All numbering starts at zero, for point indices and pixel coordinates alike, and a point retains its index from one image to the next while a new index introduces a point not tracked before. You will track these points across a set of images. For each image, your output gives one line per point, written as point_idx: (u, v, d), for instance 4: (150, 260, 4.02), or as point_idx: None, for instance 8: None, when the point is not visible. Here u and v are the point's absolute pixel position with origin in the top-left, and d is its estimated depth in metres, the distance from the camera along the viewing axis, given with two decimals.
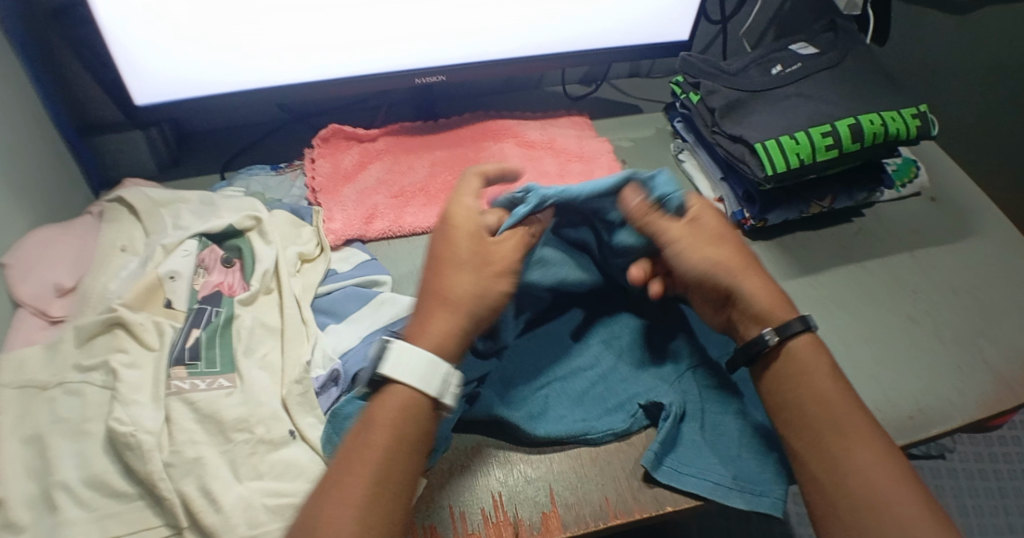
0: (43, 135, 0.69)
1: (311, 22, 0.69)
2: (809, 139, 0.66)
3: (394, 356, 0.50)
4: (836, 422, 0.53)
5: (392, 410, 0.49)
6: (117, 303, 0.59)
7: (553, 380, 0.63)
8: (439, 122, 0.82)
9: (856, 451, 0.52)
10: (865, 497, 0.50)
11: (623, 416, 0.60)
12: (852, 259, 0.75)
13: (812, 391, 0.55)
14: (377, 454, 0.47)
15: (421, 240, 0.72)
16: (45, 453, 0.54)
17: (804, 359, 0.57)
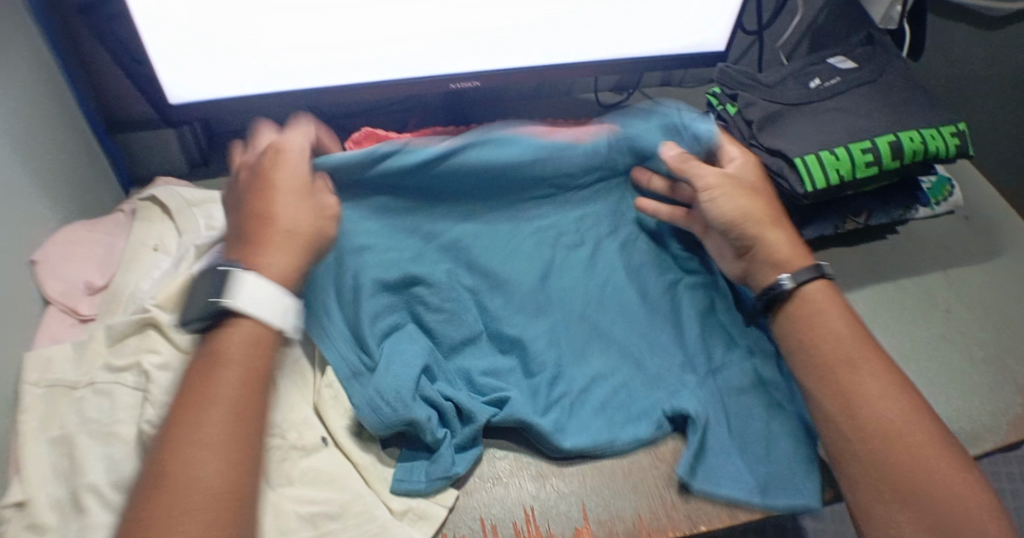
0: (74, 132, 0.69)
1: (311, 23, 0.67)
2: (848, 156, 0.65)
3: (243, 286, 0.49)
4: (855, 361, 0.55)
5: (235, 349, 0.49)
6: (150, 303, 0.59)
7: (576, 386, 0.62)
8: (470, 128, 0.82)
9: (875, 387, 0.53)
10: (884, 431, 0.52)
11: (649, 422, 0.60)
12: (885, 276, 0.74)
13: (828, 331, 0.57)
14: (230, 391, 0.47)
15: None
16: (75, 453, 0.53)
17: (821, 303, 0.58)
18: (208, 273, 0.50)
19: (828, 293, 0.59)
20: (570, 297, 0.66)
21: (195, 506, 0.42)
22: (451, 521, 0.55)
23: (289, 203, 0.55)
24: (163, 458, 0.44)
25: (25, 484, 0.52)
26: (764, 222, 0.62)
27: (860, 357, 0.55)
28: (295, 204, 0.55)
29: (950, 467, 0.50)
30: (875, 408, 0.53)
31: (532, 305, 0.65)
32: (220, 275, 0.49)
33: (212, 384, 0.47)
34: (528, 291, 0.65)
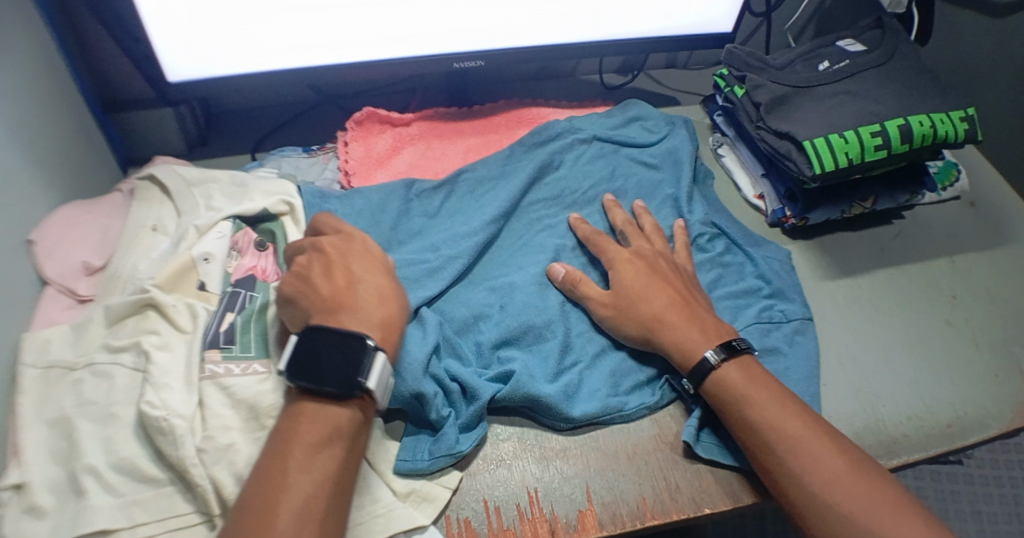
0: (70, 110, 0.67)
1: (312, 25, 0.68)
2: (857, 139, 0.64)
3: (379, 370, 0.50)
4: (780, 442, 0.52)
5: (349, 418, 0.49)
6: (149, 284, 0.58)
7: (583, 358, 0.62)
8: (473, 108, 0.80)
9: (805, 463, 0.51)
10: (826, 511, 0.49)
11: (652, 389, 0.61)
12: (892, 262, 0.73)
13: (749, 419, 0.54)
14: (327, 471, 0.47)
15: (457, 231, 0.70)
16: (73, 436, 0.53)
17: (736, 386, 0.55)
18: (342, 338, 0.50)
19: (742, 371, 0.56)
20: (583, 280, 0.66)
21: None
22: (454, 503, 0.55)
23: (374, 271, 0.56)
24: (259, 523, 0.44)
25: (22, 468, 0.51)
26: (668, 331, 0.59)
27: (785, 435, 0.52)
28: (374, 271, 0.56)
29: (904, 527, 0.48)
30: (810, 487, 0.50)
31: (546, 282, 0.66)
32: (366, 353, 0.50)
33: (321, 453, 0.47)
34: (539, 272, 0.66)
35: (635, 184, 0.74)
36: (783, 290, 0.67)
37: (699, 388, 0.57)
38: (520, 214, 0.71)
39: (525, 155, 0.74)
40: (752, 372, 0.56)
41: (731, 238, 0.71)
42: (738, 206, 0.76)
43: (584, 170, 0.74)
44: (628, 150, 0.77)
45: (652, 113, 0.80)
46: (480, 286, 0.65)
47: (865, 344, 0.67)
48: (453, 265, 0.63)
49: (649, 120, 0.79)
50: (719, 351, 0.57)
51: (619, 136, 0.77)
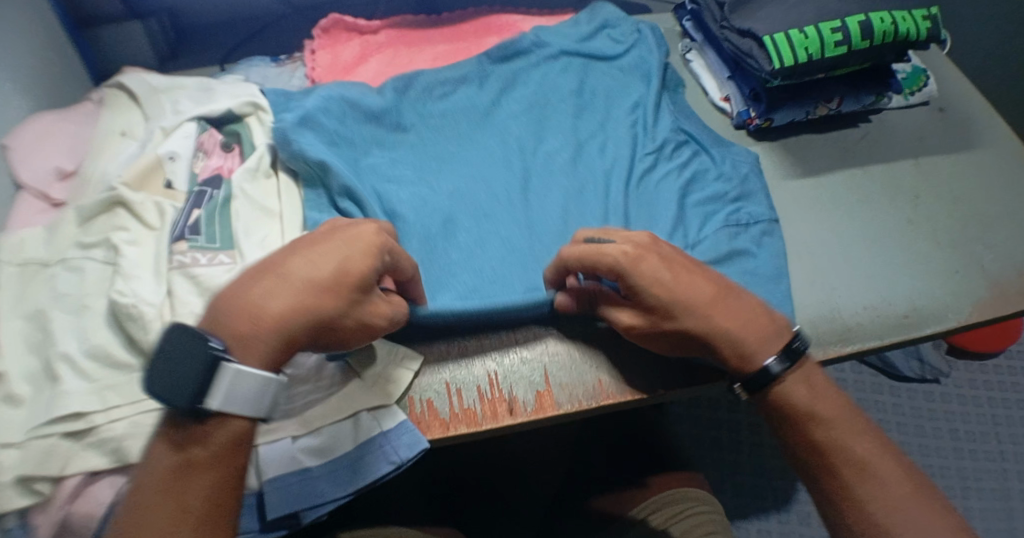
0: (38, 20, 0.67)
1: None
2: (818, 34, 0.64)
3: (228, 380, 0.44)
4: (845, 463, 0.51)
5: (215, 437, 0.45)
6: (117, 182, 0.60)
7: None
8: (442, 16, 0.79)
9: (867, 486, 0.50)
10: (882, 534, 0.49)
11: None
12: (855, 162, 0.74)
13: (812, 433, 0.52)
14: (192, 496, 0.44)
15: (430, 135, 0.69)
16: (48, 326, 0.55)
17: (803, 403, 0.53)
18: (186, 351, 0.43)
19: (806, 384, 0.54)
20: (549, 194, 0.66)
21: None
22: (418, 384, 0.57)
23: (315, 270, 0.46)
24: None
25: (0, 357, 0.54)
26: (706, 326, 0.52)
27: (851, 453, 0.51)
28: (315, 263, 0.46)
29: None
30: (871, 511, 0.49)
31: (517, 194, 0.66)
32: (209, 361, 0.43)
33: (179, 468, 0.44)
34: (503, 184, 0.66)
35: (604, 97, 0.74)
36: (751, 193, 0.67)
37: (759, 396, 0.54)
38: (488, 127, 0.70)
39: (495, 72, 0.73)
40: (816, 385, 0.54)
41: (699, 143, 0.71)
42: (706, 110, 0.76)
43: (553, 87, 0.73)
44: (598, 64, 0.76)
45: (620, 22, 0.78)
46: (443, 186, 0.65)
47: (828, 240, 0.68)
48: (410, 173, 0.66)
49: (616, 29, 0.78)
50: (783, 358, 0.53)
51: (587, 53, 0.76)
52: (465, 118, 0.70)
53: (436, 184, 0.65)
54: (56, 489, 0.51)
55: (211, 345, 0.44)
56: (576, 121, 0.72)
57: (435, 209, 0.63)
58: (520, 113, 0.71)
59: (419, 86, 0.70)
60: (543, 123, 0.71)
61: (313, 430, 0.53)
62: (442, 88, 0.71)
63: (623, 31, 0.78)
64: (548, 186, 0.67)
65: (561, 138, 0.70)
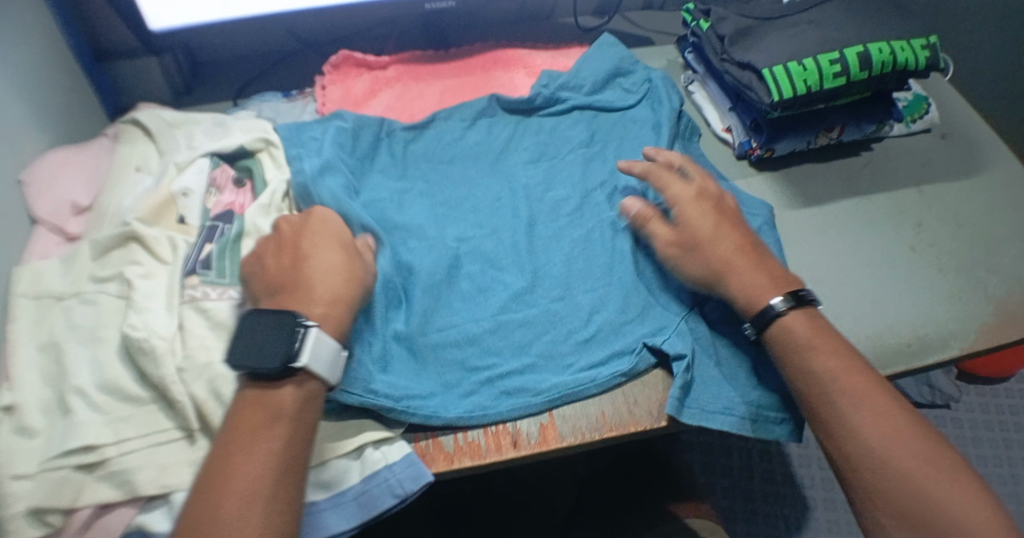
0: (57, 58, 0.69)
1: None
2: (817, 66, 0.64)
3: (313, 345, 0.51)
4: (837, 393, 0.54)
5: (295, 396, 0.51)
6: (132, 217, 0.61)
7: (560, 328, 0.62)
8: (450, 51, 0.81)
9: (859, 413, 0.53)
10: (867, 459, 0.52)
11: (628, 356, 0.60)
12: (858, 191, 0.74)
13: (809, 366, 0.55)
14: (281, 444, 0.49)
15: (439, 178, 0.70)
16: (63, 359, 0.56)
17: (802, 337, 0.56)
18: (278, 324, 0.52)
19: (808, 322, 0.57)
20: (555, 247, 0.66)
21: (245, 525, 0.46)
22: None
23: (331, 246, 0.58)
24: (218, 485, 0.47)
25: (15, 389, 0.55)
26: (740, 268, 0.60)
27: (847, 387, 0.54)
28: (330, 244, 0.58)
29: (940, 483, 0.50)
30: (867, 440, 0.52)
31: (522, 246, 0.66)
32: (297, 329, 0.51)
33: (272, 422, 0.49)
34: (509, 232, 0.67)
35: (616, 147, 0.73)
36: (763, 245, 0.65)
37: (764, 334, 0.58)
38: (496, 177, 0.70)
39: (505, 120, 0.75)
40: (817, 322, 0.57)
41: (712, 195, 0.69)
42: (708, 140, 0.77)
43: (562, 134, 0.74)
44: (609, 113, 0.76)
45: (633, 69, 0.78)
46: (452, 235, 0.66)
47: (832, 269, 0.68)
48: (420, 220, 0.66)
49: (628, 78, 0.77)
50: (787, 299, 0.58)
51: (598, 100, 0.76)
52: (475, 166, 0.71)
53: (440, 236, 0.66)
54: (68, 520, 0.52)
55: (298, 319, 0.52)
56: (586, 168, 0.71)
57: (443, 257, 0.64)
58: (528, 161, 0.72)
59: (431, 133, 0.72)
60: (550, 172, 0.71)
61: (320, 462, 0.54)
62: (449, 139, 0.72)
63: (635, 77, 0.77)
64: (554, 239, 0.67)
65: (569, 189, 0.70)
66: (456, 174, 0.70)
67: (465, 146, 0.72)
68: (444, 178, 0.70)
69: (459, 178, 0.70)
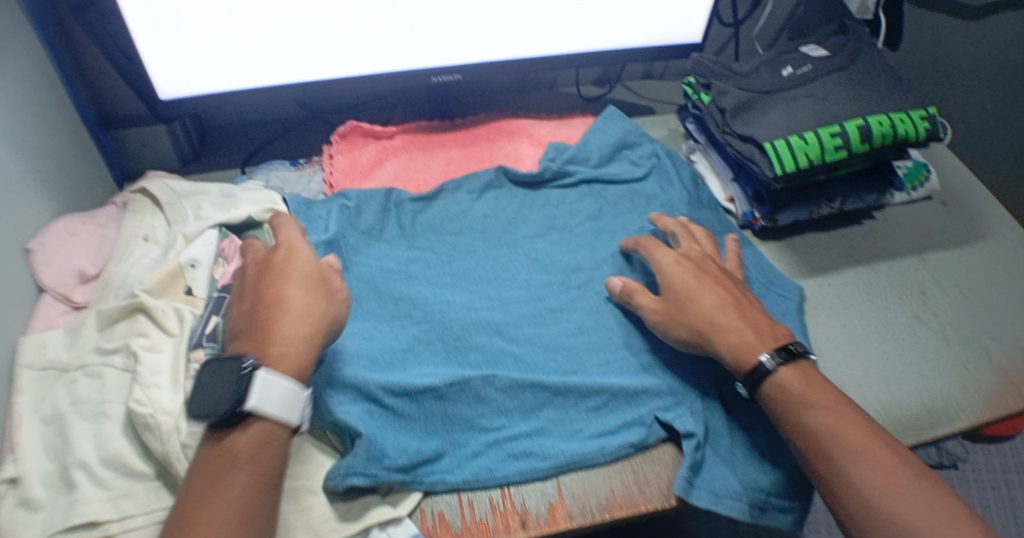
0: (69, 127, 0.70)
1: (298, 56, 0.72)
2: (818, 140, 0.66)
3: (261, 387, 0.49)
4: (838, 449, 0.52)
5: (252, 440, 0.49)
6: (139, 289, 0.61)
7: (574, 394, 0.61)
8: (455, 121, 0.83)
9: (862, 473, 0.51)
10: (882, 521, 0.49)
11: (638, 427, 0.59)
12: (862, 261, 0.75)
13: (806, 422, 0.54)
14: (240, 497, 0.46)
15: (448, 249, 0.71)
16: (66, 433, 0.55)
17: (797, 391, 0.55)
18: (227, 365, 0.49)
19: (801, 377, 0.56)
20: (565, 319, 0.66)
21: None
22: (428, 497, 0.56)
23: (303, 289, 0.56)
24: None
25: (19, 462, 0.54)
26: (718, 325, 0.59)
27: (848, 444, 0.52)
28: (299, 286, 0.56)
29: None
30: (869, 500, 0.50)
31: (532, 315, 0.66)
32: (244, 373, 0.49)
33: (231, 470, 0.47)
34: (521, 304, 0.67)
35: (625, 220, 0.74)
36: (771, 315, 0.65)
37: (756, 393, 0.57)
38: (506, 247, 0.71)
39: (512, 192, 0.76)
40: (810, 376, 0.56)
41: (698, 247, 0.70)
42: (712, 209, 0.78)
43: (570, 207, 0.75)
44: (618, 186, 0.77)
45: (639, 142, 0.80)
46: (458, 304, 0.66)
47: (838, 340, 0.68)
48: (428, 288, 0.67)
49: (634, 151, 0.79)
50: (774, 355, 0.57)
51: (605, 173, 0.77)
52: (482, 237, 0.72)
53: (447, 303, 0.66)
54: None
55: (244, 363, 0.50)
56: (595, 239, 0.73)
57: (451, 329, 0.64)
58: (536, 232, 0.73)
59: (439, 205, 0.73)
60: (557, 243, 0.72)
61: None
62: (456, 212, 0.73)
63: (641, 152, 0.79)
64: (564, 312, 0.67)
65: (581, 259, 0.71)
66: (465, 245, 0.71)
67: (473, 217, 0.73)
68: (454, 247, 0.71)
69: (468, 247, 0.71)
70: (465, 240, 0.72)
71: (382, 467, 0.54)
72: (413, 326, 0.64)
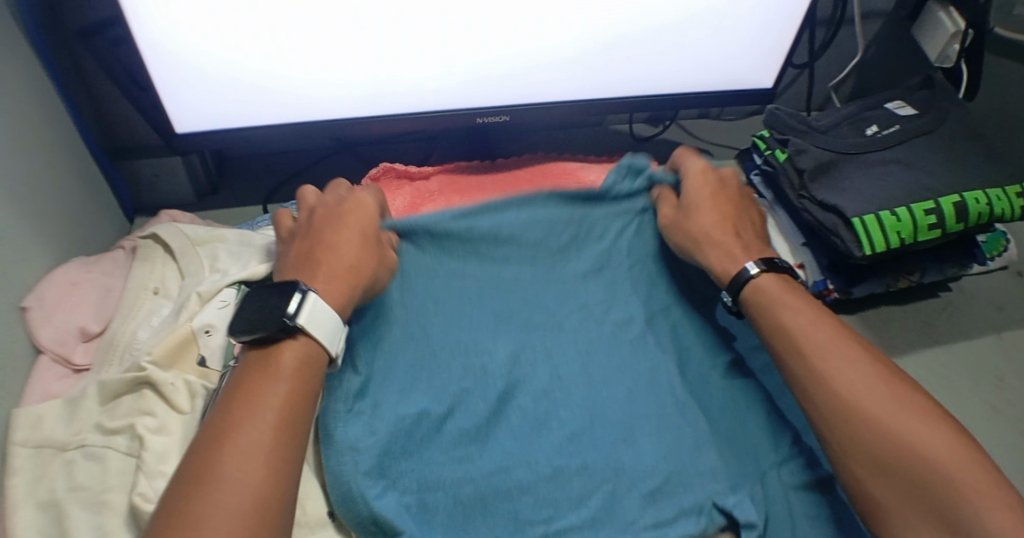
0: (73, 160, 0.63)
1: (332, 92, 0.65)
2: (911, 217, 0.59)
3: (313, 312, 0.48)
4: (807, 343, 0.51)
5: (295, 357, 0.47)
6: (145, 360, 0.55)
7: (620, 475, 0.54)
8: (496, 162, 0.76)
9: (830, 365, 0.50)
10: (847, 413, 0.47)
11: (696, 516, 0.52)
12: (938, 340, 0.68)
13: (779, 321, 0.53)
14: (273, 407, 0.44)
15: (489, 285, 0.63)
16: (60, 527, 0.48)
17: (772, 294, 0.55)
18: (282, 288, 0.49)
19: (779, 282, 0.56)
20: (615, 378, 0.60)
21: (227, 512, 0.39)
22: None
23: (349, 233, 0.56)
24: (203, 458, 0.41)
25: None
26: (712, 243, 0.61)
27: (819, 342, 0.51)
28: (347, 224, 0.57)
29: (931, 435, 0.45)
30: (835, 394, 0.48)
31: (580, 374, 0.59)
32: (297, 295, 0.48)
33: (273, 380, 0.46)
34: (566, 362, 0.60)
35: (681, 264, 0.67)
36: None
37: (737, 298, 0.58)
38: (553, 287, 0.64)
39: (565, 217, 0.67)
40: (789, 284, 0.56)
41: None
42: None
43: (628, 244, 0.67)
44: None
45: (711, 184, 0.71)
46: (497, 362, 0.59)
47: None
48: (465, 338, 0.60)
49: None
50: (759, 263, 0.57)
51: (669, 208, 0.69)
52: (527, 271, 0.65)
53: (486, 354, 0.59)
54: None
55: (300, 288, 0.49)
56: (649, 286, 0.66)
57: (489, 389, 0.57)
58: None
59: (483, 227, 0.64)
60: (609, 285, 0.65)
61: None
62: (499, 235, 0.64)
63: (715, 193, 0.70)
64: (614, 371, 0.60)
65: (633, 308, 0.64)
66: (505, 284, 0.63)
67: None
68: (499, 285, 0.63)
69: (511, 283, 0.64)
70: (507, 275, 0.64)
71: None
72: (448, 382, 0.57)
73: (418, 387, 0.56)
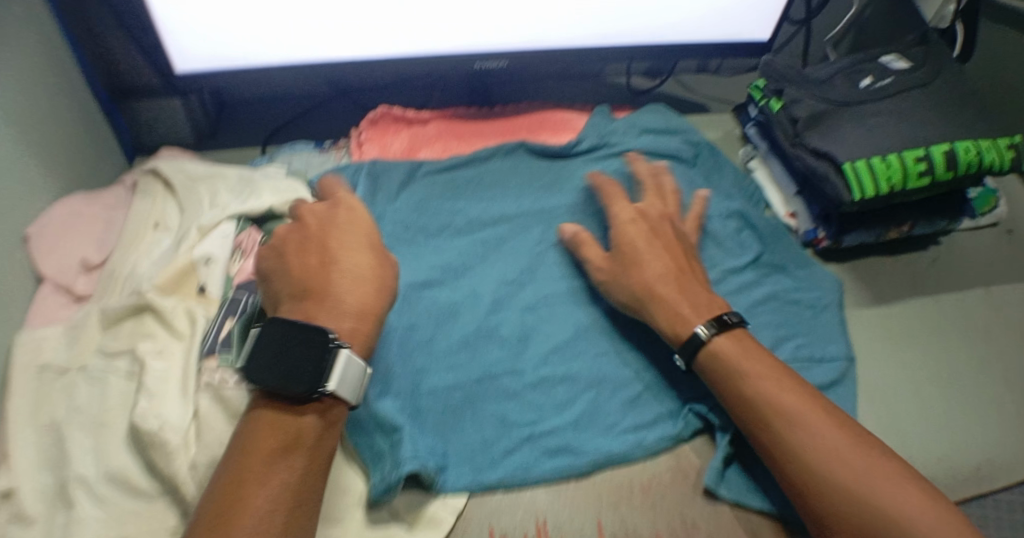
0: (73, 97, 0.64)
1: (332, 33, 0.65)
2: (901, 163, 0.60)
3: (342, 369, 0.45)
4: (775, 419, 0.50)
5: (312, 424, 0.45)
6: (147, 287, 0.56)
7: (604, 385, 0.57)
8: (494, 109, 0.77)
9: (800, 437, 0.49)
10: (819, 485, 0.47)
11: (672, 421, 0.56)
12: (926, 291, 0.70)
13: (743, 391, 0.51)
14: (285, 487, 0.43)
15: (477, 217, 0.67)
16: (61, 444, 0.49)
17: (734, 360, 0.52)
18: (303, 332, 0.45)
19: (737, 344, 0.53)
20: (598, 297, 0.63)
21: None
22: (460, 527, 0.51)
23: (360, 249, 0.51)
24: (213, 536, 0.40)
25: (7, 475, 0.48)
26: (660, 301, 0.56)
27: (785, 409, 0.50)
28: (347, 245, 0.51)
29: (906, 499, 0.46)
30: (809, 460, 0.48)
31: (565, 293, 0.62)
32: (326, 347, 0.45)
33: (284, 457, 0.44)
34: (552, 284, 0.63)
35: None
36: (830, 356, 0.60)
37: (691, 364, 0.54)
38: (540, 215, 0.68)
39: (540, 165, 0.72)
40: (746, 343, 0.53)
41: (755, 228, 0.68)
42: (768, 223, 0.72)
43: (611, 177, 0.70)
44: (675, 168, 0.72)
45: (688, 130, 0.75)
46: (486, 282, 0.62)
47: (895, 379, 0.62)
48: (456, 262, 0.63)
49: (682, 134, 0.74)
50: (710, 326, 0.54)
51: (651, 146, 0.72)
52: (516, 202, 0.68)
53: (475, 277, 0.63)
54: None
55: (329, 337, 0.46)
56: None
57: (479, 307, 0.61)
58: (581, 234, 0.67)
59: (468, 173, 0.70)
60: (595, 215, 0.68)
61: None
62: (484, 176, 0.70)
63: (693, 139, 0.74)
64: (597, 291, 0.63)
65: None
66: (495, 212, 0.67)
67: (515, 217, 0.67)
68: (488, 216, 0.67)
69: (500, 215, 0.67)
70: (496, 207, 0.68)
71: (414, 458, 0.49)
72: (440, 300, 0.60)
73: (413, 305, 0.60)
